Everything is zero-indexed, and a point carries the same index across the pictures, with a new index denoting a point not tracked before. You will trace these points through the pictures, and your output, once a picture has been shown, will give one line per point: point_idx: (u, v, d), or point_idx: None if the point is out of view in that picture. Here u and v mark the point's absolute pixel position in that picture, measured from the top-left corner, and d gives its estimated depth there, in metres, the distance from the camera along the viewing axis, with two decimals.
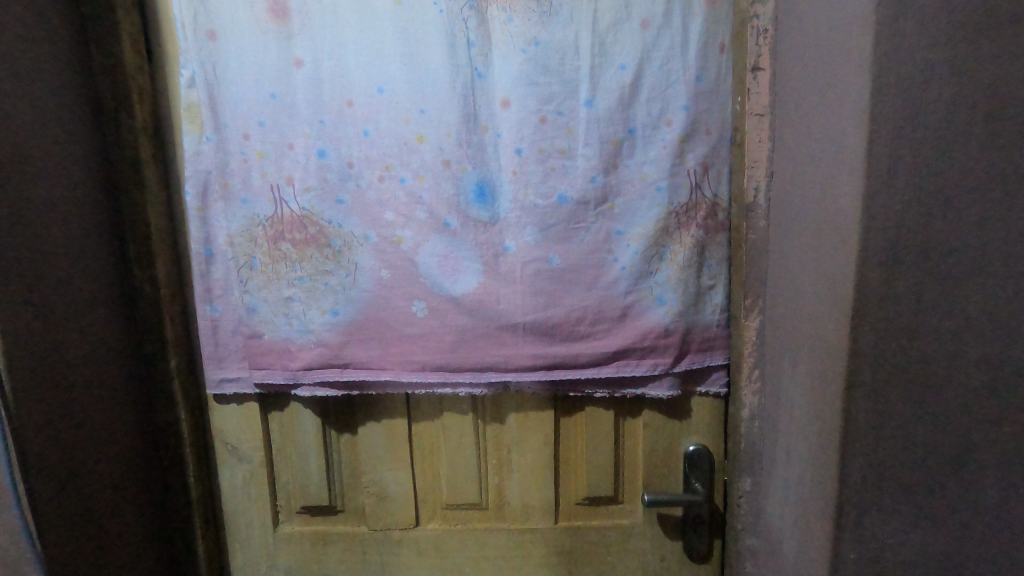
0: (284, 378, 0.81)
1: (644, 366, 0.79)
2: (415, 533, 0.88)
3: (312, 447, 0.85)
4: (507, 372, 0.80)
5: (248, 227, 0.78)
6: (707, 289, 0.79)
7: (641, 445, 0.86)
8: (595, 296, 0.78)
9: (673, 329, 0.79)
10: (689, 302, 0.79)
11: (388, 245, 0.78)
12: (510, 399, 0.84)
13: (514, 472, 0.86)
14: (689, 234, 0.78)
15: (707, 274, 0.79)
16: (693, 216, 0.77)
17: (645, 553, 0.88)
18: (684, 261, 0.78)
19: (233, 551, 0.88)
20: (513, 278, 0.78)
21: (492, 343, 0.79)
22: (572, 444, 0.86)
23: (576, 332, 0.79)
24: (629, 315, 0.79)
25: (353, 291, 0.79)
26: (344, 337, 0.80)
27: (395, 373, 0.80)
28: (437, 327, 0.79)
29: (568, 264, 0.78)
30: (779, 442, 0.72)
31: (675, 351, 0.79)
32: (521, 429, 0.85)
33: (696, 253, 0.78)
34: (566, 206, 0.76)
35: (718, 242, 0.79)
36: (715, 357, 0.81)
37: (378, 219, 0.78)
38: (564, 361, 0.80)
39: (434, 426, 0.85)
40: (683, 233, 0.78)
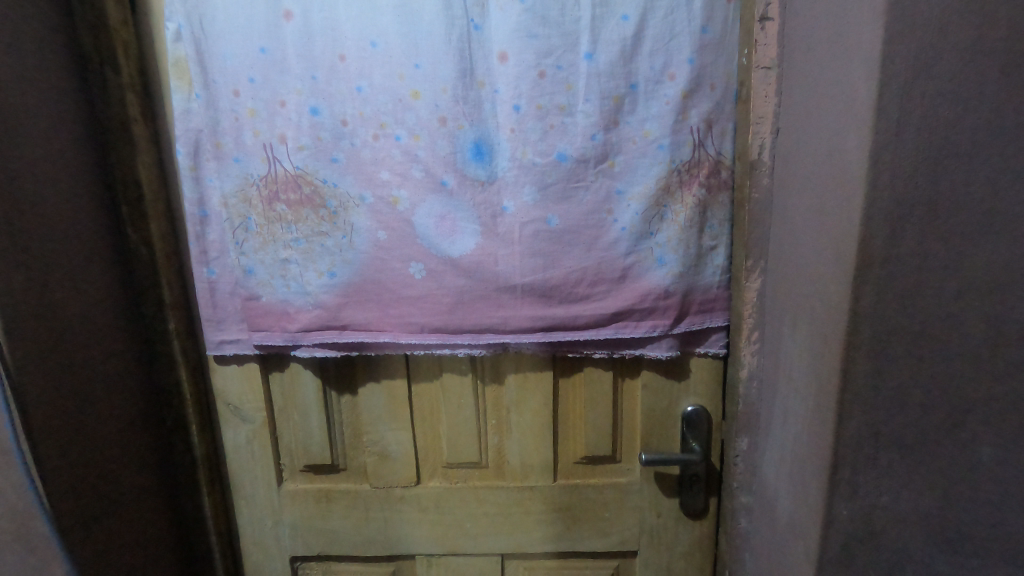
0: (283, 339, 0.81)
1: (643, 327, 0.79)
2: (417, 491, 0.90)
3: (314, 408, 0.86)
4: (506, 333, 0.80)
5: (242, 188, 0.77)
6: (708, 249, 0.78)
7: (639, 406, 0.86)
8: (595, 258, 0.77)
9: (673, 290, 0.78)
10: (689, 263, 0.78)
11: (385, 205, 0.77)
12: (509, 360, 0.84)
13: (514, 432, 0.87)
14: (691, 193, 0.76)
15: (709, 234, 0.78)
16: (695, 175, 0.76)
17: (642, 510, 0.89)
18: (686, 221, 0.76)
19: (239, 507, 0.90)
20: (511, 239, 0.77)
21: (490, 305, 0.79)
22: (571, 404, 0.87)
23: (574, 294, 0.78)
24: (629, 276, 0.78)
25: (350, 253, 0.78)
26: (341, 299, 0.79)
27: (394, 334, 0.80)
28: (435, 289, 0.79)
29: (568, 225, 0.76)
30: (776, 402, 0.73)
31: (674, 313, 0.79)
32: (520, 390, 0.85)
33: (698, 213, 0.77)
34: (565, 165, 0.75)
35: (721, 202, 0.77)
36: (716, 319, 0.80)
37: (374, 178, 0.76)
38: (563, 322, 0.79)
39: (434, 387, 0.86)
40: (685, 193, 0.76)
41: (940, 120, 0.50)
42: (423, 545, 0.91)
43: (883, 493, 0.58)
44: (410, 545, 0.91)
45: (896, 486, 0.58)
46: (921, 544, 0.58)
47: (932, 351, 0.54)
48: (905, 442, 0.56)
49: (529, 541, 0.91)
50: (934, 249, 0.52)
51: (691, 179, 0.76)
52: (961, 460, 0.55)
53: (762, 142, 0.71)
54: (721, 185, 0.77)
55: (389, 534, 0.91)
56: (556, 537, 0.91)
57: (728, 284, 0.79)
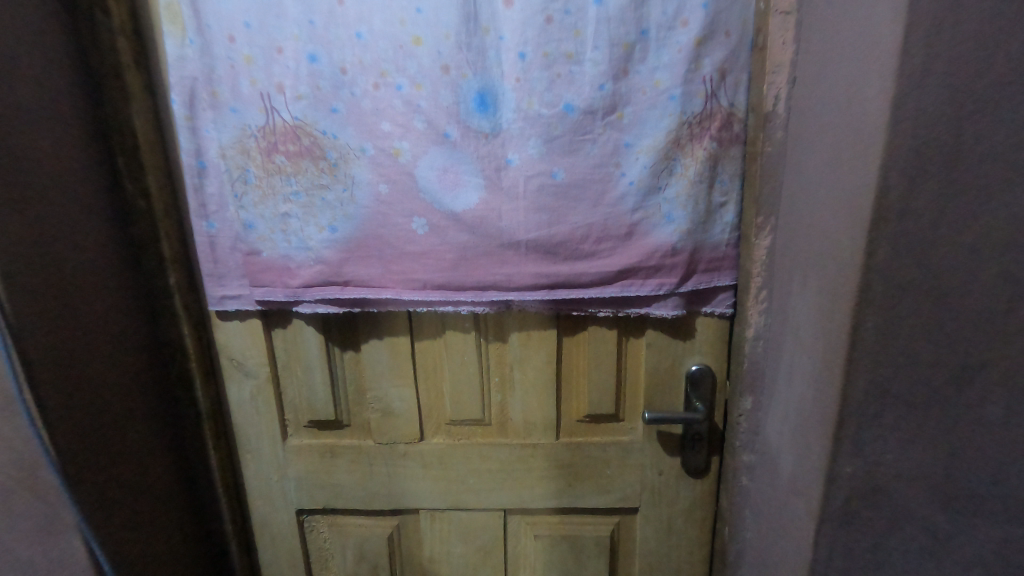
0: (285, 295, 0.80)
1: (648, 286, 0.78)
2: (420, 447, 0.90)
3: (317, 366, 0.86)
4: (509, 291, 0.79)
5: (239, 139, 0.75)
6: (717, 206, 0.76)
7: (644, 365, 0.85)
8: (601, 213, 0.75)
9: (680, 248, 0.76)
10: (699, 220, 0.76)
11: (386, 158, 0.75)
12: (512, 318, 0.84)
13: (517, 390, 0.87)
14: (701, 147, 0.73)
15: (719, 190, 0.75)
16: (707, 126, 0.73)
17: (644, 467, 0.90)
18: (695, 176, 0.74)
19: (245, 461, 0.91)
20: (515, 194, 0.75)
21: (494, 262, 0.77)
22: (574, 362, 0.86)
23: (579, 250, 0.77)
24: (636, 232, 0.76)
25: (351, 208, 0.77)
26: (343, 254, 0.78)
27: (396, 291, 0.79)
28: (438, 245, 0.77)
29: (573, 180, 0.74)
30: (783, 361, 0.72)
31: (680, 272, 0.77)
32: (523, 348, 0.85)
33: (708, 167, 0.74)
34: (572, 117, 0.72)
35: (732, 156, 0.74)
36: (723, 278, 0.79)
37: (375, 129, 0.74)
38: (567, 280, 0.78)
39: (437, 344, 0.86)
40: (696, 146, 0.73)
41: (967, 67, 0.48)
42: (427, 500, 0.93)
43: (888, 450, 0.58)
44: (414, 500, 0.93)
45: (902, 445, 0.57)
46: (923, 502, 0.58)
47: (944, 308, 0.53)
48: (912, 401, 0.56)
49: (530, 497, 0.92)
50: (954, 203, 0.51)
51: (704, 133, 0.73)
52: (965, 421, 0.55)
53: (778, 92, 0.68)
54: (733, 139, 0.74)
55: (393, 489, 0.92)
56: (558, 494, 0.92)
57: (737, 241, 0.78)
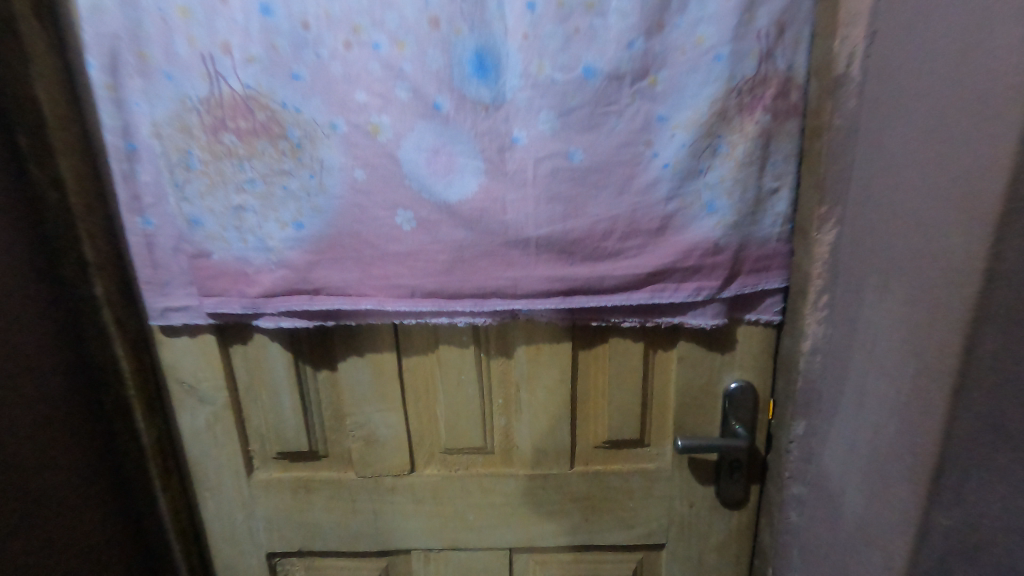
0: (242, 307, 0.66)
1: (684, 291, 0.64)
2: (411, 480, 0.77)
3: (286, 388, 0.72)
4: (516, 299, 0.65)
5: (178, 113, 0.60)
6: (769, 193, 0.62)
7: (674, 382, 0.72)
8: (628, 203, 0.61)
9: (724, 244, 0.62)
10: (747, 210, 0.62)
11: (362, 137, 0.60)
12: (518, 330, 0.70)
13: (524, 414, 0.74)
14: (753, 120, 0.59)
15: (771, 173, 0.62)
16: (760, 94, 0.59)
17: (673, 498, 0.78)
18: (744, 156, 0.60)
19: (204, 500, 0.77)
20: (523, 180, 0.61)
21: (496, 264, 0.63)
22: (592, 380, 0.73)
23: (601, 249, 0.63)
24: (670, 226, 0.62)
25: (320, 199, 0.62)
26: (311, 257, 0.63)
27: (377, 300, 0.65)
28: (428, 244, 0.63)
29: (594, 162, 0.60)
30: (850, 384, 0.59)
31: (723, 274, 0.63)
32: (531, 365, 0.71)
33: (760, 145, 0.60)
34: (593, 84, 0.58)
35: (787, 132, 0.60)
36: (771, 280, 0.66)
37: (348, 101, 0.59)
38: (586, 285, 0.64)
39: (429, 361, 0.72)
40: (746, 119, 0.59)
41: None
42: (419, 539, 0.79)
43: None
44: (404, 540, 0.79)
45: None
46: None
47: None
48: None
49: (540, 535, 0.79)
50: None
51: (756, 103, 0.59)
52: None
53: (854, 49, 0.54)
54: (790, 111, 0.60)
55: (380, 528, 0.79)
56: (572, 531, 0.79)
57: (790, 236, 0.64)
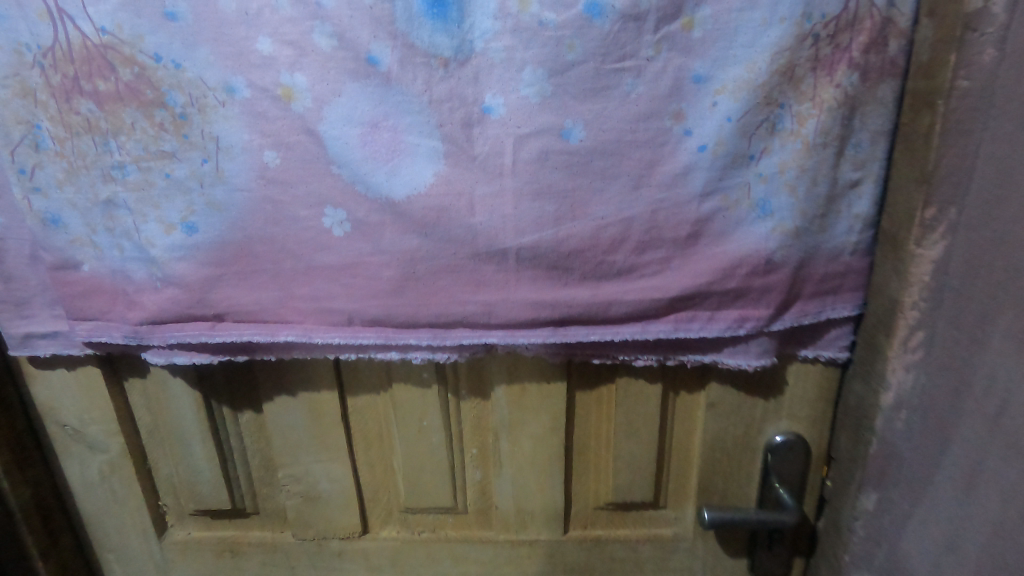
0: (123, 337, 0.49)
1: (721, 322, 0.46)
2: (363, 543, 0.61)
3: (197, 434, 0.56)
4: (488, 330, 0.47)
5: (13, 69, 0.43)
6: (847, 186, 0.43)
7: (701, 432, 0.55)
8: (645, 201, 0.43)
9: (781, 260, 0.44)
10: (814, 212, 0.44)
11: (271, 105, 0.43)
12: (497, 365, 0.53)
13: (505, 468, 0.57)
14: (831, 82, 0.41)
15: (851, 158, 0.43)
16: (844, 44, 0.40)
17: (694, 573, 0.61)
18: (816, 136, 0.41)
19: (108, 562, 0.62)
20: (498, 168, 0.43)
21: (462, 283, 0.46)
22: (594, 428, 0.56)
23: (607, 265, 0.45)
24: (705, 234, 0.44)
25: (218, 191, 0.45)
26: (208, 271, 0.46)
27: (302, 329, 0.48)
28: (368, 255, 0.46)
29: (599, 142, 0.42)
30: (952, 459, 0.41)
31: (777, 301, 0.45)
32: (514, 410, 0.55)
33: (840, 119, 0.41)
34: (600, 27, 0.40)
35: (879, 99, 0.41)
36: (843, 308, 0.47)
37: (247, 52, 0.41)
38: (586, 314, 0.46)
39: (382, 402, 0.56)
40: (824, 80, 0.40)
41: None
42: None
43: None
44: None
45: None
46: None
47: None
48: None
49: None
50: None
51: (839, 56, 0.40)
52: None
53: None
54: (888, 69, 0.41)
55: None
56: None
57: (871, 247, 0.46)
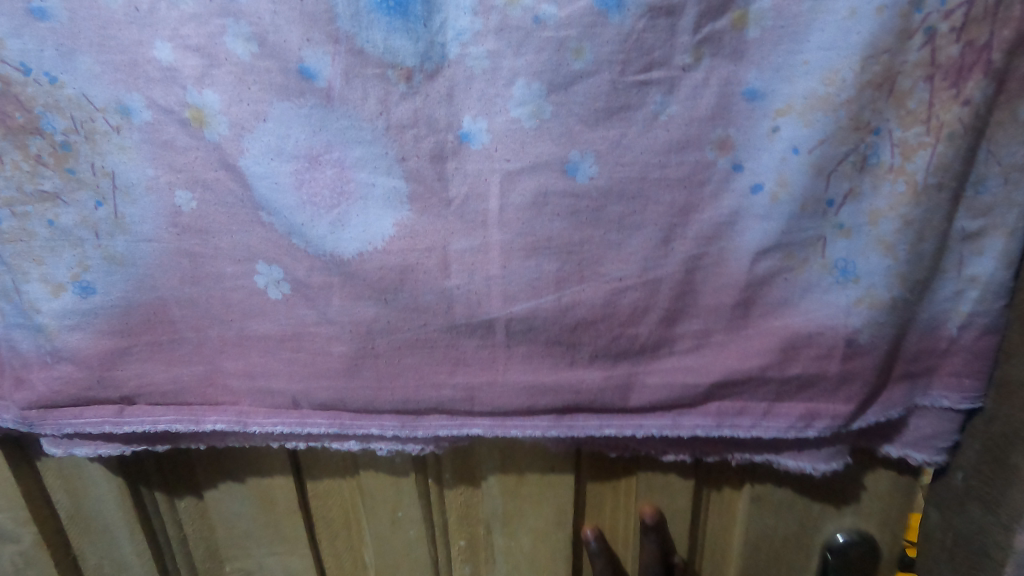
0: (10, 422, 0.39)
1: (782, 423, 0.34)
2: None
3: (123, 526, 0.46)
4: (472, 419, 0.36)
5: None
6: (964, 241, 0.31)
7: (741, 527, 0.44)
8: (678, 259, 0.32)
9: (866, 340, 0.32)
10: (914, 278, 0.31)
11: (179, 131, 0.32)
12: (489, 450, 0.42)
13: (499, 566, 0.47)
14: (946, 98, 0.28)
15: (973, 203, 0.30)
16: (971, 44, 0.28)
17: None
18: (926, 173, 0.29)
19: None
20: (481, 215, 0.32)
21: (435, 361, 0.35)
22: (610, 522, 0.45)
23: (627, 340, 0.34)
24: (758, 303, 0.33)
25: (117, 242, 0.35)
26: (110, 344, 0.36)
27: (237, 412, 0.38)
28: (313, 324, 0.35)
29: (617, 181, 0.31)
30: None
31: (857, 392, 0.33)
32: (508, 500, 0.44)
33: (961, 149, 0.29)
34: (618, 24, 0.29)
35: (1015, 121, 0.29)
36: (941, 400, 0.34)
37: (142, 61, 0.31)
38: (601, 403, 0.35)
39: (348, 489, 0.45)
40: (940, 93, 0.28)
41: None
42: None
43: None
44: None
45: None
46: None
47: None
48: None
49: None
50: None
51: (973, 58, 0.28)
52: None
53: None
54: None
55: None
56: None
57: (996, 322, 0.32)
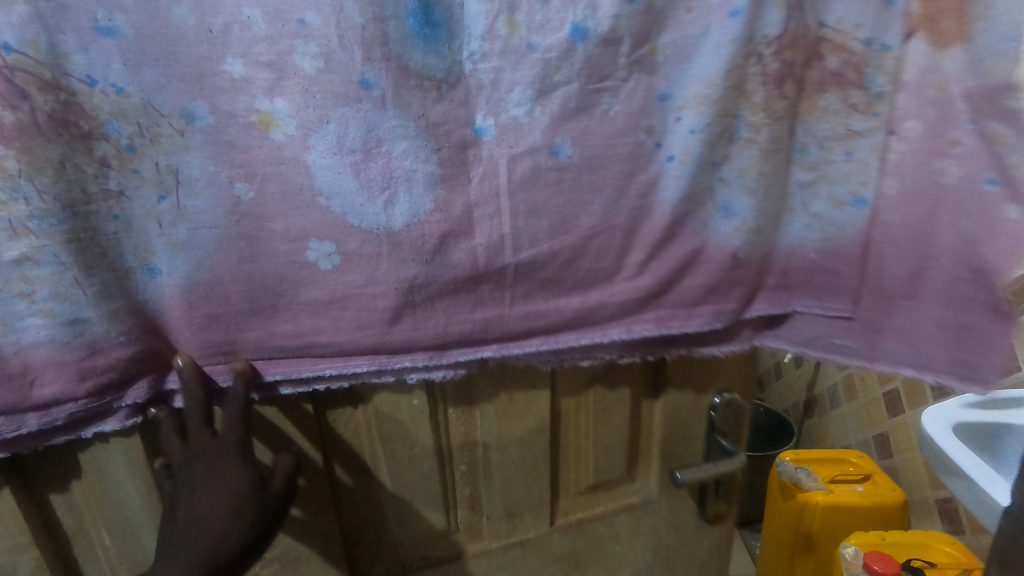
0: (63, 416, 0.40)
1: (694, 322, 0.51)
2: None
3: (149, 520, 0.47)
4: (485, 344, 0.48)
5: None
6: (801, 187, 0.49)
7: (660, 407, 0.62)
8: (626, 210, 0.47)
9: (745, 254, 0.50)
10: (769, 212, 0.49)
11: (242, 131, 0.38)
12: (487, 379, 0.54)
13: (494, 478, 0.58)
14: (781, 98, 0.45)
15: (805, 162, 0.48)
16: (791, 61, 0.44)
17: (658, 530, 0.69)
18: (772, 144, 0.46)
19: None
20: (494, 188, 0.43)
21: (461, 303, 0.46)
22: (576, 424, 0.60)
23: (595, 270, 0.48)
24: (677, 235, 0.49)
25: (180, 231, 0.40)
26: (181, 318, 0.42)
27: (290, 362, 0.45)
28: (361, 287, 0.43)
29: (585, 158, 0.45)
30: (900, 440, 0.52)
31: (740, 289, 0.51)
32: (501, 417, 0.56)
33: (789, 130, 0.46)
34: (584, 49, 0.42)
35: (825, 109, 0.46)
36: (816, 307, 0.52)
37: (209, 72, 0.36)
38: (579, 320, 0.49)
39: (365, 437, 0.53)
40: (774, 94, 0.45)
41: None
42: None
43: None
44: None
45: None
46: None
47: None
48: None
49: None
50: None
51: (790, 71, 0.45)
52: None
53: (944, 10, 0.41)
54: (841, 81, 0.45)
55: None
56: None
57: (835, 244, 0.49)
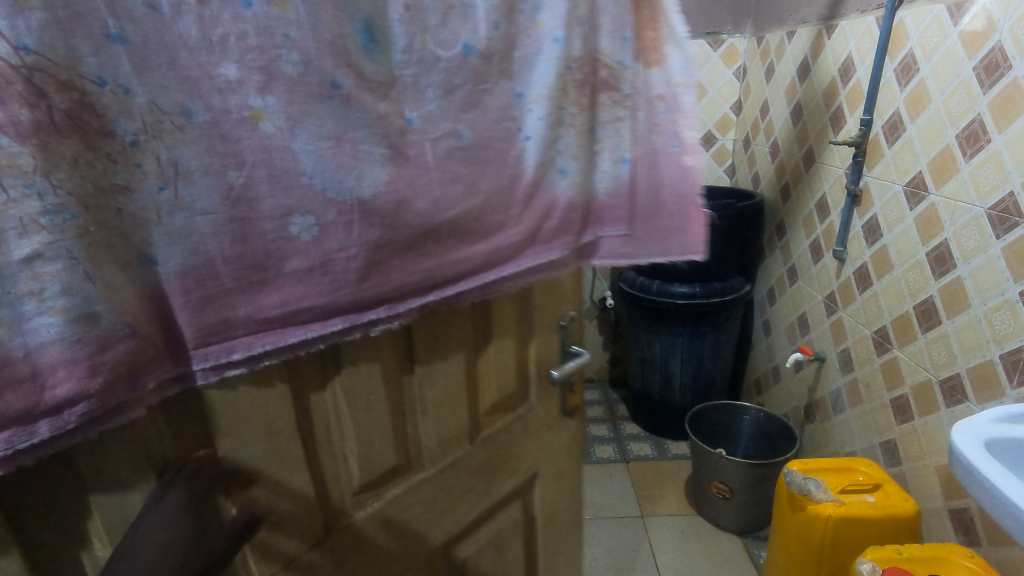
0: (76, 417, 0.40)
1: (554, 250, 0.74)
2: (331, 543, 0.64)
3: None
4: (428, 291, 0.62)
5: None
6: (599, 153, 0.75)
7: (531, 329, 0.82)
8: (507, 176, 0.66)
9: (575, 201, 0.74)
10: (585, 170, 0.74)
11: (237, 125, 0.45)
12: (419, 326, 0.66)
13: (428, 412, 0.71)
14: (585, 95, 0.69)
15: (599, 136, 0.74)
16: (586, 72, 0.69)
17: (540, 429, 0.90)
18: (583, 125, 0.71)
19: None
20: (426, 164, 0.57)
21: (411, 258, 0.58)
22: (481, 354, 0.76)
23: (493, 222, 0.66)
24: (538, 192, 0.69)
25: (179, 220, 0.43)
26: (180, 304, 0.45)
27: (277, 334, 0.51)
28: (337, 252, 0.52)
29: (479, 139, 0.62)
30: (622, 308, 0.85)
31: (574, 225, 0.75)
32: (432, 358, 0.69)
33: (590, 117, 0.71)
34: (471, 61, 0.59)
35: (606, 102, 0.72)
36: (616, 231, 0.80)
37: (208, 76, 0.42)
38: (486, 262, 0.67)
39: (331, 395, 0.60)
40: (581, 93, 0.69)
41: None
42: None
43: None
44: None
45: None
46: None
47: None
48: None
49: (456, 519, 0.81)
50: None
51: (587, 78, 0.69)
52: None
53: (648, 47, 0.71)
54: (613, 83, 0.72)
55: None
56: (483, 499, 0.84)
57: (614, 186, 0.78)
